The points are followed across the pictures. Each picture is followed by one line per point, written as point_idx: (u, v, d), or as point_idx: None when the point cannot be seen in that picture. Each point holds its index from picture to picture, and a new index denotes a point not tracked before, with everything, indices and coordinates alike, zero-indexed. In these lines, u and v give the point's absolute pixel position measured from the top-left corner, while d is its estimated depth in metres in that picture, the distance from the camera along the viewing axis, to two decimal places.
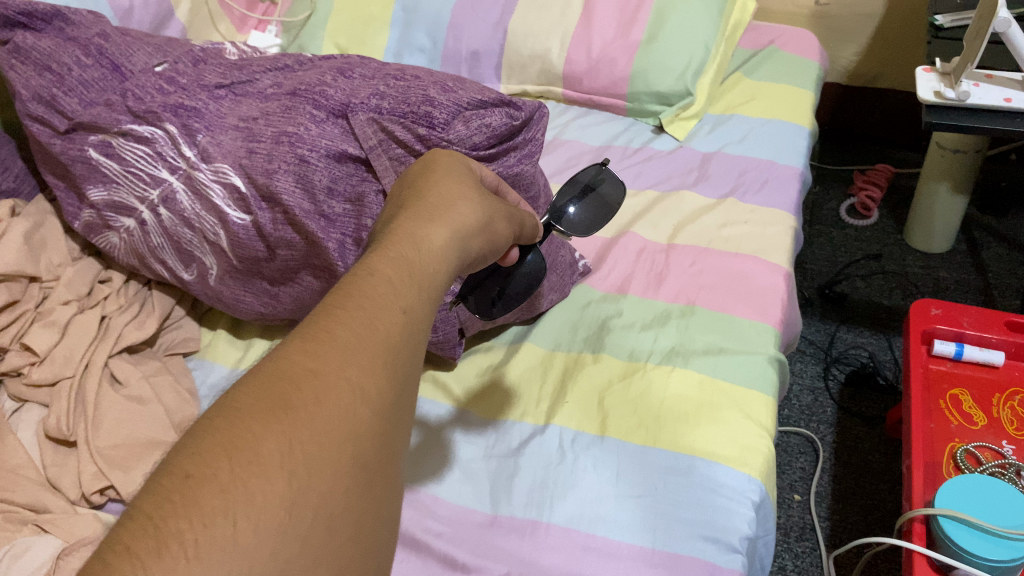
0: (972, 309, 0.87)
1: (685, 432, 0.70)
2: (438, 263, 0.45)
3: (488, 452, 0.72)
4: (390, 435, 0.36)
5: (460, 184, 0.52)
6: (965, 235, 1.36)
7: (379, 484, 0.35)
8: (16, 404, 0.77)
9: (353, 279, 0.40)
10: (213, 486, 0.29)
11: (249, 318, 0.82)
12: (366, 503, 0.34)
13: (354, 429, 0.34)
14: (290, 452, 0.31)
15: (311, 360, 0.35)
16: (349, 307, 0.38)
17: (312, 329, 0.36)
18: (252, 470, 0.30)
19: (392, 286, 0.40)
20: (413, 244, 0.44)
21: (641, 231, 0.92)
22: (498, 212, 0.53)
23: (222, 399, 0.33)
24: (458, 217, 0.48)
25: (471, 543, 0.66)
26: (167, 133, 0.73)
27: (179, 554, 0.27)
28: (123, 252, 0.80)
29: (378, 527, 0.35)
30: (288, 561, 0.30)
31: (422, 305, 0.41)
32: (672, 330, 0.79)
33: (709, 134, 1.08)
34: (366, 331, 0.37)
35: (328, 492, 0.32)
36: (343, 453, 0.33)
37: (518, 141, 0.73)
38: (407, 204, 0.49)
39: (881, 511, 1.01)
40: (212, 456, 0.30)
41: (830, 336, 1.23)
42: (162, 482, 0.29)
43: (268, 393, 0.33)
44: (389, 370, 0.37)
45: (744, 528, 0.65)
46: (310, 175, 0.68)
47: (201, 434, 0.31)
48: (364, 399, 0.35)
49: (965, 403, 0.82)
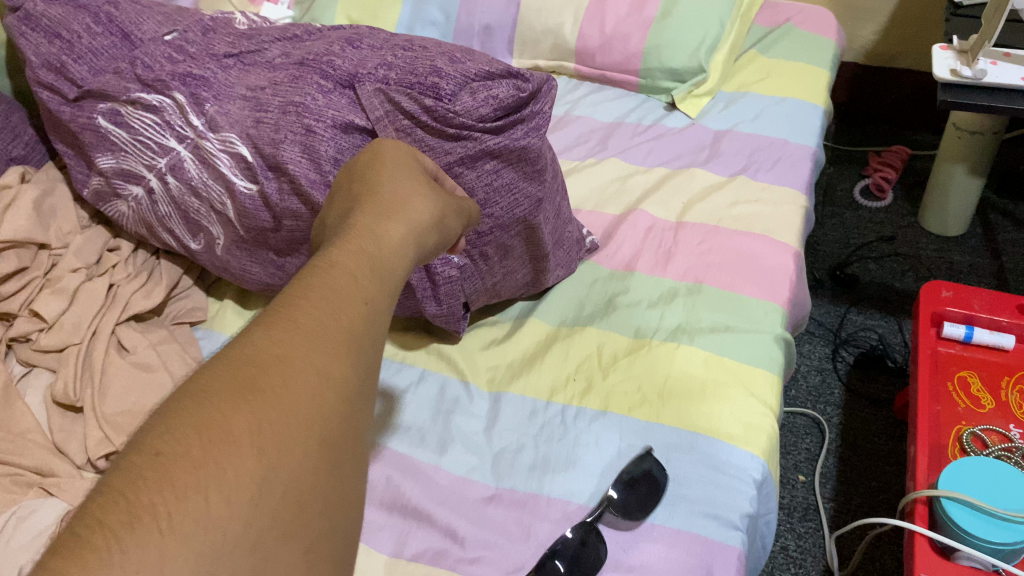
0: (983, 293, 0.86)
1: (690, 409, 0.70)
2: (399, 258, 0.45)
3: (489, 426, 0.72)
4: (357, 416, 0.37)
5: (418, 182, 0.52)
6: (980, 218, 1.35)
7: (347, 464, 0.36)
8: (25, 369, 0.77)
9: (314, 269, 0.40)
10: (186, 462, 0.30)
11: (256, 289, 0.83)
12: (334, 482, 0.35)
13: (321, 413, 0.35)
14: (259, 432, 0.32)
15: (277, 346, 0.35)
16: (314, 296, 0.38)
17: (273, 316, 0.37)
18: (224, 448, 0.31)
19: (356, 277, 0.41)
20: (373, 238, 0.44)
21: (651, 208, 0.91)
22: (450, 207, 0.54)
23: (189, 382, 0.34)
24: (415, 213, 0.48)
25: (471, 515, 0.66)
26: (175, 102, 0.72)
27: (152, 527, 0.28)
28: (131, 221, 0.81)
29: (345, 505, 0.36)
30: (259, 535, 0.31)
31: (384, 295, 0.42)
32: (679, 308, 0.79)
33: (722, 112, 1.06)
34: (329, 319, 0.38)
35: (297, 470, 0.33)
36: (310, 433, 0.34)
37: (526, 113, 0.70)
38: (361, 198, 0.49)
39: (886, 494, 1.00)
40: (183, 434, 0.31)
41: (840, 318, 1.22)
42: (134, 458, 0.30)
43: (236, 376, 0.34)
44: (354, 357, 0.38)
45: (746, 506, 0.65)
46: (316, 145, 0.67)
47: (171, 413, 0.32)
48: (329, 385, 0.36)
49: (973, 386, 0.81)
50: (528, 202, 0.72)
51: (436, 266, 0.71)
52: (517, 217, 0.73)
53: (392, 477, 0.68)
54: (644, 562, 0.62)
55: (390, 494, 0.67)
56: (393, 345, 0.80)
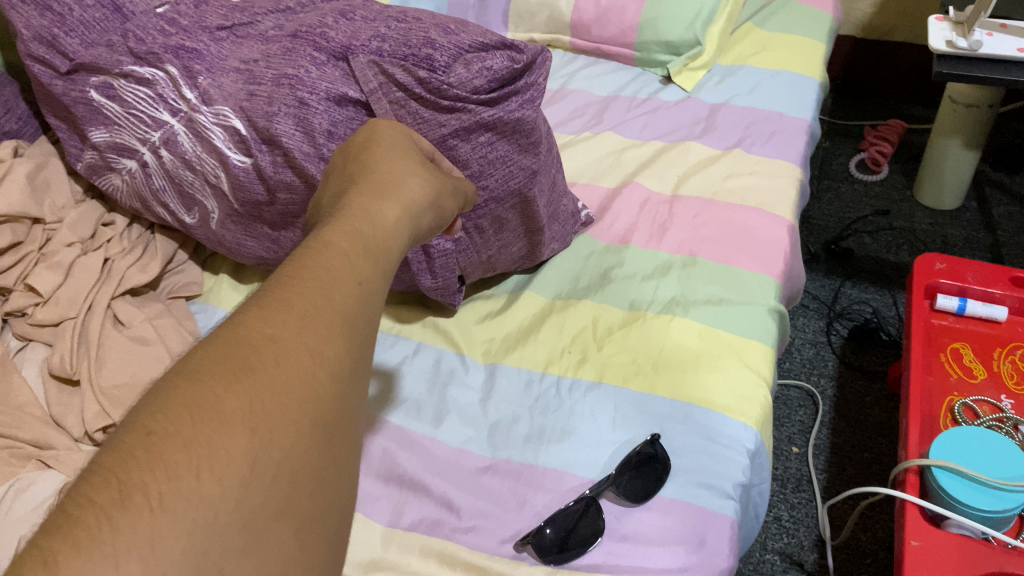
0: (976, 265, 0.87)
1: (685, 380, 0.71)
2: (393, 237, 0.45)
3: (485, 398, 0.73)
4: (351, 396, 0.37)
5: (413, 162, 0.52)
6: (976, 192, 1.35)
7: (340, 445, 0.36)
8: (21, 343, 0.77)
9: (308, 249, 0.41)
10: (177, 441, 0.30)
11: (251, 263, 0.83)
12: (328, 461, 0.35)
13: (314, 391, 0.35)
14: (251, 410, 0.32)
15: (269, 326, 0.36)
16: (307, 277, 0.39)
17: (266, 297, 0.37)
18: (215, 427, 0.31)
19: (350, 256, 0.41)
20: (368, 217, 0.44)
21: (647, 181, 0.91)
22: (445, 187, 0.54)
23: (181, 364, 0.34)
24: (409, 195, 0.48)
25: (467, 486, 0.66)
26: (168, 74, 0.72)
27: (143, 506, 0.28)
28: (125, 195, 0.81)
29: (340, 487, 0.36)
30: (251, 513, 0.31)
31: (379, 275, 0.42)
32: (673, 281, 0.79)
33: (718, 85, 1.06)
34: (322, 298, 0.38)
35: (289, 449, 0.33)
36: (303, 411, 0.34)
37: (520, 85, 0.70)
38: (357, 178, 0.49)
39: (879, 465, 1.01)
40: (174, 415, 0.31)
41: (834, 291, 1.23)
42: (126, 439, 0.30)
43: (228, 356, 0.34)
44: (348, 335, 0.38)
45: (740, 476, 0.66)
46: (309, 117, 0.67)
47: (163, 394, 0.32)
48: (322, 363, 0.36)
49: (966, 357, 0.82)
50: (523, 174, 0.73)
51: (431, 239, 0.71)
52: (512, 190, 0.73)
53: (389, 448, 0.69)
54: (637, 530, 0.63)
55: (387, 466, 0.68)
56: (389, 318, 0.80)
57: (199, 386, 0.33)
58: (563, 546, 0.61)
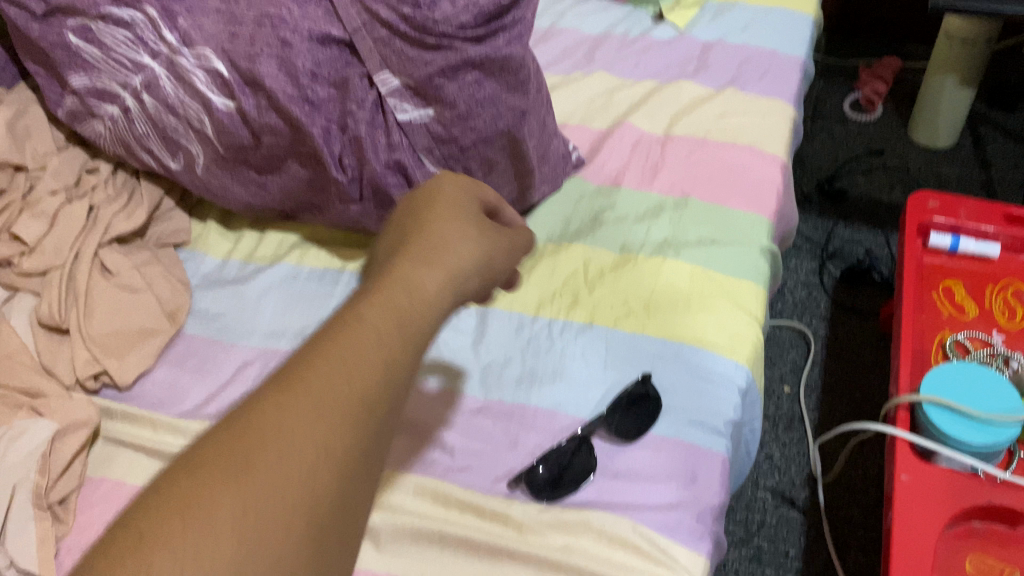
0: (970, 202, 0.86)
1: (676, 321, 0.71)
2: (429, 310, 0.44)
3: (477, 341, 0.72)
4: (355, 494, 0.37)
5: (472, 224, 0.50)
6: (971, 130, 1.34)
7: (333, 545, 0.36)
8: (8, 294, 0.76)
9: (341, 327, 0.41)
10: (165, 545, 0.30)
11: (238, 208, 0.81)
12: (323, 559, 0.35)
13: (316, 492, 0.35)
14: (247, 512, 0.32)
15: (279, 416, 0.36)
16: (328, 358, 0.39)
17: (286, 381, 0.37)
18: (207, 529, 0.31)
19: (378, 338, 0.40)
20: (406, 290, 0.44)
21: (638, 121, 0.89)
22: (499, 245, 0.51)
23: (187, 456, 0.34)
24: (457, 264, 0.47)
25: (459, 427, 0.67)
26: (147, 16, 0.70)
27: None
28: (108, 141, 0.78)
29: (331, 564, 0.36)
30: None
31: (405, 362, 0.41)
32: (665, 222, 0.78)
33: (711, 23, 1.04)
34: (342, 385, 0.38)
35: (282, 540, 0.33)
36: (303, 509, 0.34)
37: (508, 20, 0.67)
38: (410, 240, 0.48)
39: (870, 404, 1.02)
40: (167, 515, 0.31)
41: (827, 232, 1.22)
42: (115, 541, 0.30)
43: (232, 452, 0.34)
44: (360, 424, 0.38)
45: (731, 413, 0.66)
46: (292, 58, 0.66)
47: (162, 488, 0.32)
48: (328, 460, 0.36)
49: (958, 294, 0.81)
50: (511, 114, 0.69)
51: (418, 181, 0.70)
52: (501, 130, 0.70)
53: None
54: (629, 468, 0.64)
55: None
56: None
57: (198, 481, 0.33)
58: (556, 484, 0.62)
